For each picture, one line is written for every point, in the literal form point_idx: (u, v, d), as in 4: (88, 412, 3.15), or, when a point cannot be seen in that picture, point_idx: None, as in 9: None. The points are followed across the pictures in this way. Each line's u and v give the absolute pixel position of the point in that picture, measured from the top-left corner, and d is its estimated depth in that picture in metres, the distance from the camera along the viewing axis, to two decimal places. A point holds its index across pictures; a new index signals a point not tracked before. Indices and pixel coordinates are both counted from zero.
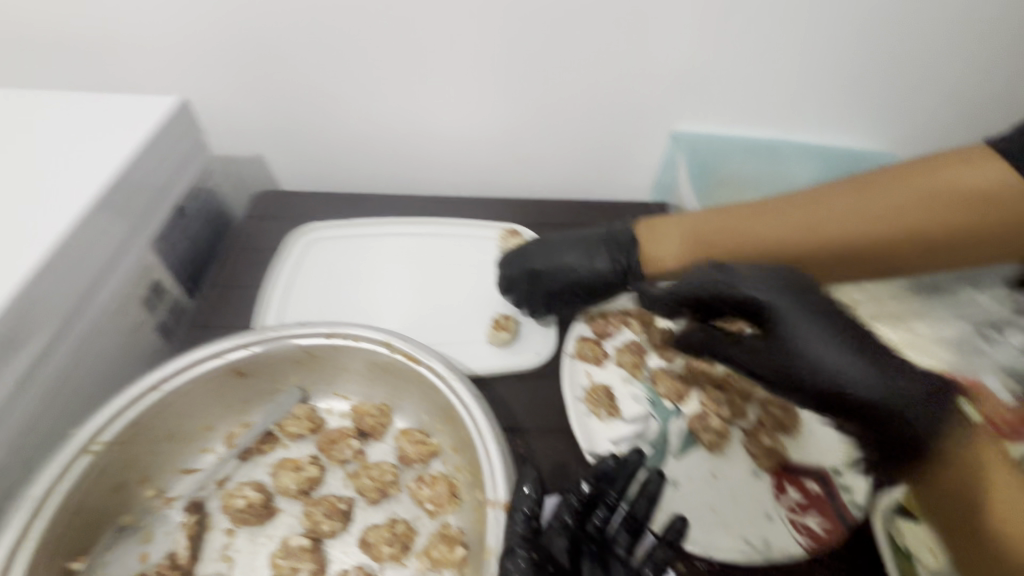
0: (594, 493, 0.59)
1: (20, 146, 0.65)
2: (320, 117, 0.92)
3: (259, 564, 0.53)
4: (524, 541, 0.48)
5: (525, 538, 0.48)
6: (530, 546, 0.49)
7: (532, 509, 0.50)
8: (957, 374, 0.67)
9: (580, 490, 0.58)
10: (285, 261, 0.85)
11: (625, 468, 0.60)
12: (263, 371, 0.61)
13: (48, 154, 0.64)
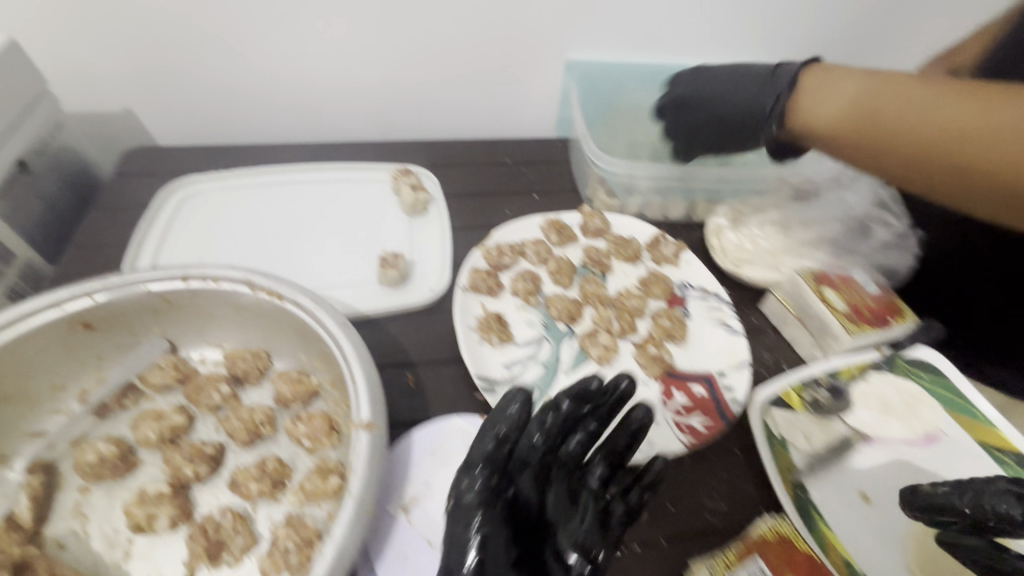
0: (573, 412, 0.51)
1: None
2: (184, 61, 0.84)
3: (117, 517, 0.49)
4: (486, 461, 0.47)
5: (488, 457, 0.47)
6: (493, 466, 0.47)
7: (502, 434, 0.48)
8: (828, 271, 0.70)
9: (560, 406, 0.50)
10: (156, 216, 0.78)
11: (609, 395, 0.53)
12: (115, 322, 0.57)
13: None
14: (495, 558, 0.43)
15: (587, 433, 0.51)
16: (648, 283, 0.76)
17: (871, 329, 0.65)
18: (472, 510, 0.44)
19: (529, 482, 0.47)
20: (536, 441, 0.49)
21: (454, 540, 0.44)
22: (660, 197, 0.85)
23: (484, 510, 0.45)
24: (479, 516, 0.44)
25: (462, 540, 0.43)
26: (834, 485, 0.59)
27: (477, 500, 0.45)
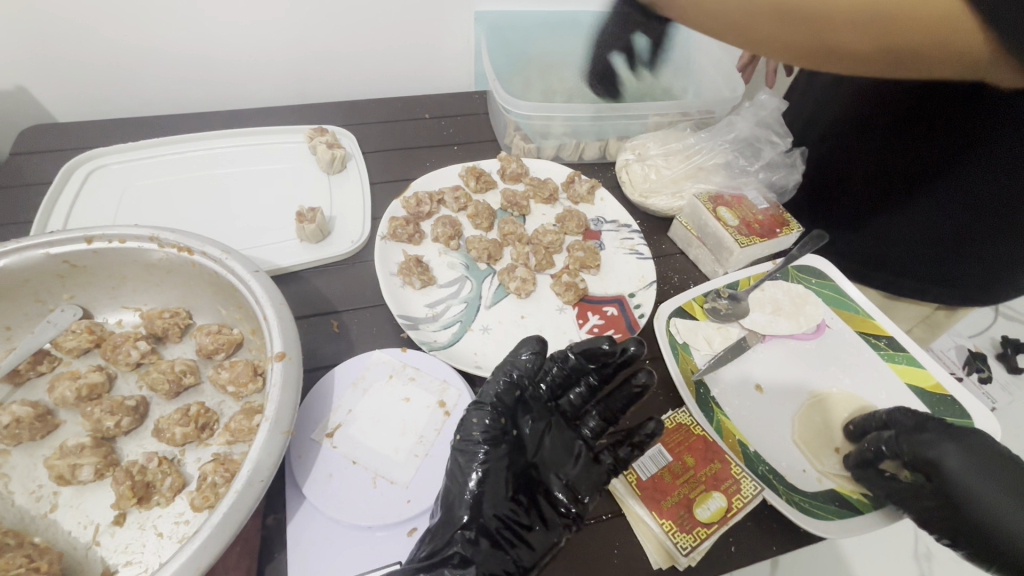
0: (578, 367, 0.54)
1: None
2: (75, 32, 0.79)
3: (42, 473, 0.50)
4: (495, 401, 0.51)
5: (497, 399, 0.51)
6: (501, 408, 0.51)
7: (511, 380, 0.52)
8: (724, 193, 0.76)
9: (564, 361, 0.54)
10: (61, 191, 0.76)
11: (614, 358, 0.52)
12: (18, 290, 0.57)
13: None
14: (496, 484, 0.47)
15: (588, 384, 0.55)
16: (564, 220, 0.80)
17: (761, 241, 0.70)
18: (478, 444, 0.48)
19: (532, 425, 0.51)
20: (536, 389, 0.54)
21: (458, 476, 0.47)
22: (575, 139, 0.88)
23: (497, 448, 0.48)
24: (487, 449, 0.48)
25: (467, 473, 0.47)
26: (730, 381, 0.65)
27: (485, 438, 0.48)
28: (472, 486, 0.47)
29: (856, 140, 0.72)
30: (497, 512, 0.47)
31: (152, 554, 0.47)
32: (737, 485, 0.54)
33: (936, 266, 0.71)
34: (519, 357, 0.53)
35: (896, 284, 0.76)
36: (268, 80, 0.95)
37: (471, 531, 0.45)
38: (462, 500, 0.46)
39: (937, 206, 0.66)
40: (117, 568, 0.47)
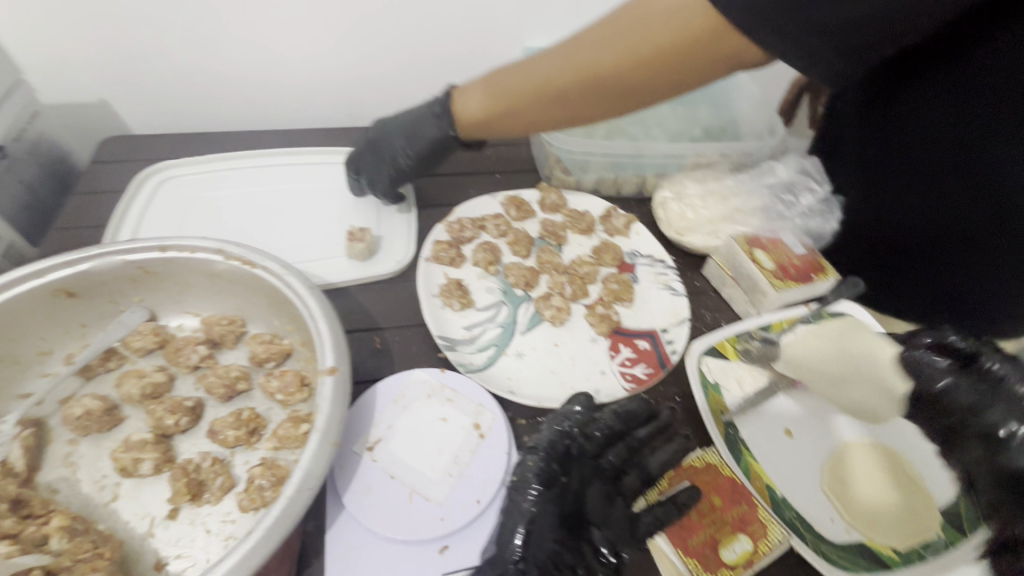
0: (618, 428, 0.57)
1: None
2: (156, 55, 0.87)
3: (105, 464, 0.54)
4: (547, 446, 0.54)
5: (550, 445, 0.55)
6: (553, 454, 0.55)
7: (568, 431, 0.56)
8: (761, 235, 0.77)
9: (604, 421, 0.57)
10: (133, 200, 0.82)
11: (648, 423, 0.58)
12: (97, 290, 0.62)
13: None
14: (544, 526, 0.50)
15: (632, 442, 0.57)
16: (600, 252, 0.82)
17: (797, 285, 0.72)
18: (530, 483, 0.52)
19: (580, 475, 0.55)
20: (584, 443, 0.56)
21: (510, 513, 0.51)
22: (613, 173, 0.90)
23: (547, 489, 0.52)
24: (539, 489, 0.52)
25: (518, 509, 0.51)
26: (759, 422, 0.65)
27: (538, 479, 0.52)
28: (524, 525, 0.49)
29: (857, 100, 0.72)
30: (543, 554, 0.49)
31: (200, 550, 0.50)
32: (763, 530, 0.55)
33: (993, 182, 0.63)
34: (572, 409, 0.57)
35: (959, 216, 0.67)
36: (325, 105, 1.01)
37: (522, 563, 0.48)
38: (514, 536, 0.49)
39: (958, 116, 0.62)
40: (169, 560, 0.50)
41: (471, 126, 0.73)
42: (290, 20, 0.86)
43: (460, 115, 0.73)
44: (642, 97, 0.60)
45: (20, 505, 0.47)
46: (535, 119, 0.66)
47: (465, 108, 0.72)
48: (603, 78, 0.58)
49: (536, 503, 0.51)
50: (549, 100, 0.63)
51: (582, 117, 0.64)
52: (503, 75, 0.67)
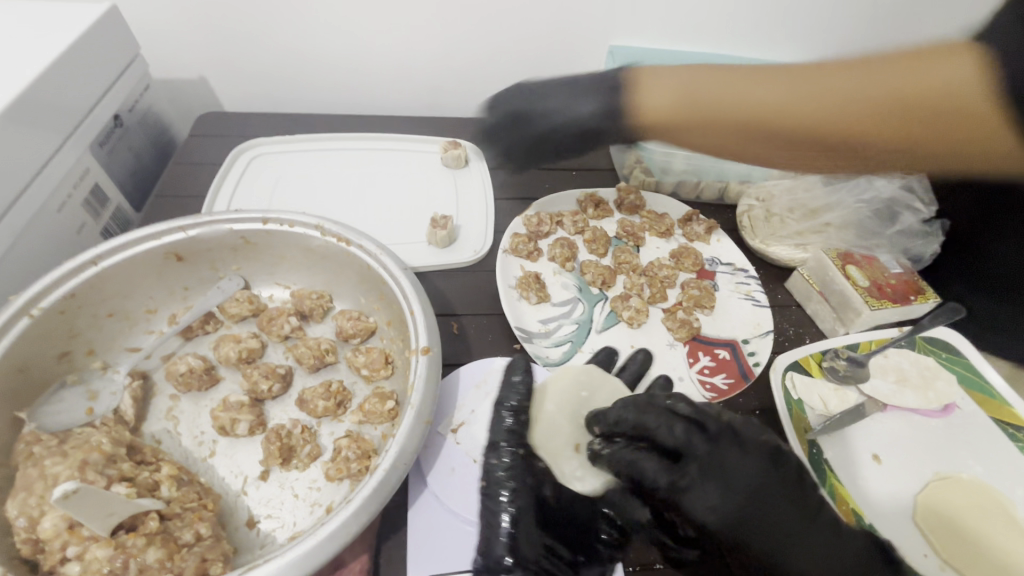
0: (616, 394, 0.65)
1: None
2: (255, 38, 0.90)
3: (203, 422, 0.57)
4: (506, 437, 0.56)
5: (509, 434, 0.56)
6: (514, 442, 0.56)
7: (517, 412, 0.58)
8: (853, 251, 0.74)
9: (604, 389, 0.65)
10: (227, 174, 0.85)
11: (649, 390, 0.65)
12: (202, 256, 0.65)
13: None
14: (526, 523, 0.52)
15: (749, 457, 0.46)
16: (680, 256, 0.81)
17: (892, 306, 0.69)
18: (500, 484, 0.53)
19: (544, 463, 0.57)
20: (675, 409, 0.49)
21: (492, 520, 0.51)
22: (694, 178, 0.88)
23: (518, 482, 0.53)
24: (510, 491, 0.53)
25: (495, 514, 0.51)
26: (846, 446, 0.62)
27: (507, 477, 0.53)
28: (508, 534, 0.50)
29: None
30: (535, 552, 0.51)
31: (289, 512, 0.52)
32: None
33: None
34: (512, 379, 0.60)
35: None
36: (407, 93, 1.01)
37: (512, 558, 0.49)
38: (500, 532, 0.50)
39: None
40: (260, 519, 0.51)
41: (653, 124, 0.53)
42: (385, 10, 0.87)
43: (642, 112, 0.54)
44: (864, 163, 0.47)
45: (134, 452, 0.50)
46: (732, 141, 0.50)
47: (647, 101, 0.53)
48: (821, 141, 0.46)
49: (509, 498, 0.52)
50: (736, 133, 0.49)
51: (777, 155, 0.50)
52: (703, 81, 0.51)
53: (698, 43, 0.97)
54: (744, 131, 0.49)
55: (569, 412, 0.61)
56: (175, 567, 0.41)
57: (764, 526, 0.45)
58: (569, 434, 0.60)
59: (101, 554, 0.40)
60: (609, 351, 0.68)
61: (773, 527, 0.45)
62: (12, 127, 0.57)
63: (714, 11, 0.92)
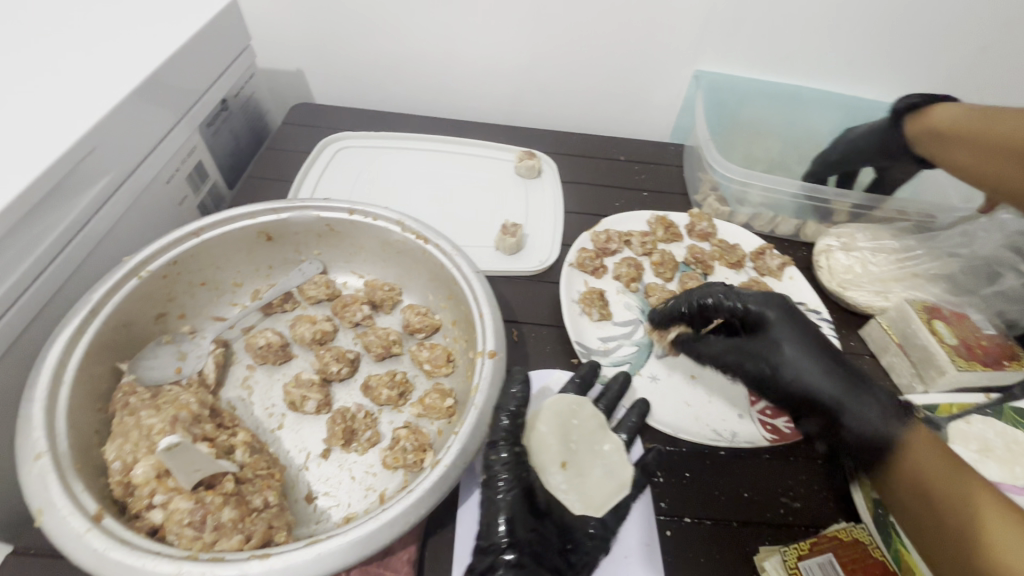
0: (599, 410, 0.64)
1: (82, 14, 0.68)
2: (355, 36, 0.94)
3: (275, 395, 0.60)
4: (505, 436, 0.56)
5: (506, 434, 0.56)
6: (510, 440, 0.56)
7: (517, 414, 0.57)
8: (941, 305, 0.71)
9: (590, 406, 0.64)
10: (314, 163, 0.90)
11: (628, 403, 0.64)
12: (289, 239, 0.68)
13: (115, 26, 0.67)
14: (520, 517, 0.53)
15: (802, 329, 0.59)
16: (749, 290, 0.79)
17: (983, 369, 0.65)
18: (499, 475, 0.54)
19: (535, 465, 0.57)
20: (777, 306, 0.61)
21: (489, 505, 0.53)
22: (771, 211, 0.86)
23: (514, 476, 0.54)
24: (508, 480, 0.54)
25: (492, 503, 0.53)
26: None
27: (506, 470, 0.54)
28: (506, 518, 0.52)
29: None
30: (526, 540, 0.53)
31: (345, 493, 0.54)
32: None
33: None
34: (512, 390, 0.58)
35: None
36: (489, 100, 1.04)
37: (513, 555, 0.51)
38: (498, 527, 0.52)
39: None
40: (318, 495, 0.54)
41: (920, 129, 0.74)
42: (481, 19, 0.90)
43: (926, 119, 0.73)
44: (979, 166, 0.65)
45: (215, 415, 0.53)
46: (967, 149, 0.66)
47: (940, 118, 0.71)
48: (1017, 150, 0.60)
49: (506, 494, 0.53)
50: (966, 139, 0.66)
51: (984, 169, 0.65)
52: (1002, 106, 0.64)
53: (789, 74, 0.95)
54: (962, 146, 0.67)
55: (560, 433, 0.62)
56: (245, 529, 0.44)
57: (858, 405, 0.53)
58: (559, 452, 0.61)
59: (183, 506, 0.43)
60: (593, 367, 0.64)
61: (870, 420, 0.52)
62: (141, 103, 0.63)
63: (810, 44, 0.90)
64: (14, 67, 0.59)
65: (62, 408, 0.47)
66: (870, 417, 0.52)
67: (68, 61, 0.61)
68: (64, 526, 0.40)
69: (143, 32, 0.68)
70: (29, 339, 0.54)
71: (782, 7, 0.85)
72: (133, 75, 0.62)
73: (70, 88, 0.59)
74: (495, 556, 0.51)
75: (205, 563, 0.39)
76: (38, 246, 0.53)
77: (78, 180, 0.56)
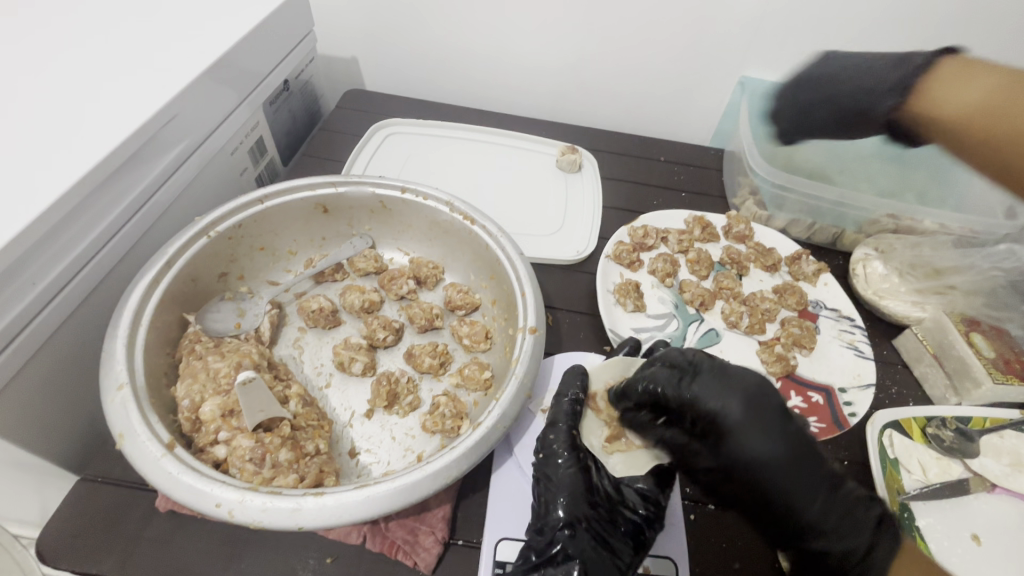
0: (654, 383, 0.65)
1: None
2: (411, 27, 0.98)
3: (324, 355, 0.64)
4: (565, 417, 0.57)
5: (567, 416, 0.57)
6: (572, 423, 0.57)
7: (574, 399, 0.58)
8: (981, 319, 0.71)
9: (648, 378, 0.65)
10: (366, 145, 0.94)
11: None
12: (343, 212, 0.72)
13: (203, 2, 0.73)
14: (579, 498, 0.52)
15: (774, 419, 0.45)
16: (784, 292, 0.80)
17: (1020, 383, 0.65)
18: (556, 453, 0.54)
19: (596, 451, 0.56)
20: (740, 375, 0.47)
21: (546, 483, 0.53)
22: (810, 218, 0.86)
23: (573, 456, 0.54)
24: (567, 457, 0.54)
25: (549, 482, 0.53)
26: (945, 520, 0.59)
27: (564, 448, 0.54)
28: (565, 496, 0.52)
29: None
30: (586, 518, 0.51)
31: (385, 451, 0.57)
32: None
33: None
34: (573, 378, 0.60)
35: None
36: (534, 95, 1.07)
37: (569, 531, 0.50)
38: (557, 502, 0.51)
39: None
40: (361, 451, 0.57)
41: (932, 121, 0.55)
42: (532, 17, 0.93)
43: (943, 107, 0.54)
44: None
45: (271, 367, 0.57)
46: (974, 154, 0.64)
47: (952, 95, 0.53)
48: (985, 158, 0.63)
49: (566, 469, 0.53)
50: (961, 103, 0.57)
51: None
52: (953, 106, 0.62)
53: None
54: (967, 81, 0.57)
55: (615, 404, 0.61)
56: (300, 470, 0.48)
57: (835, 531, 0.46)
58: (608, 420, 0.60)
59: (244, 443, 0.47)
60: (635, 346, 0.67)
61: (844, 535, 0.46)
62: (216, 75, 0.67)
63: (858, 55, 0.90)
64: (103, 37, 0.64)
65: (139, 347, 0.51)
66: (846, 534, 0.46)
67: (165, 32, 0.67)
68: (141, 450, 0.44)
69: (218, 10, 0.73)
70: (110, 285, 0.59)
71: (832, 17, 0.86)
72: (215, 49, 0.67)
73: (157, 58, 0.64)
74: (551, 534, 0.50)
75: (265, 494, 0.43)
76: (123, 200, 0.58)
77: (161, 143, 0.61)
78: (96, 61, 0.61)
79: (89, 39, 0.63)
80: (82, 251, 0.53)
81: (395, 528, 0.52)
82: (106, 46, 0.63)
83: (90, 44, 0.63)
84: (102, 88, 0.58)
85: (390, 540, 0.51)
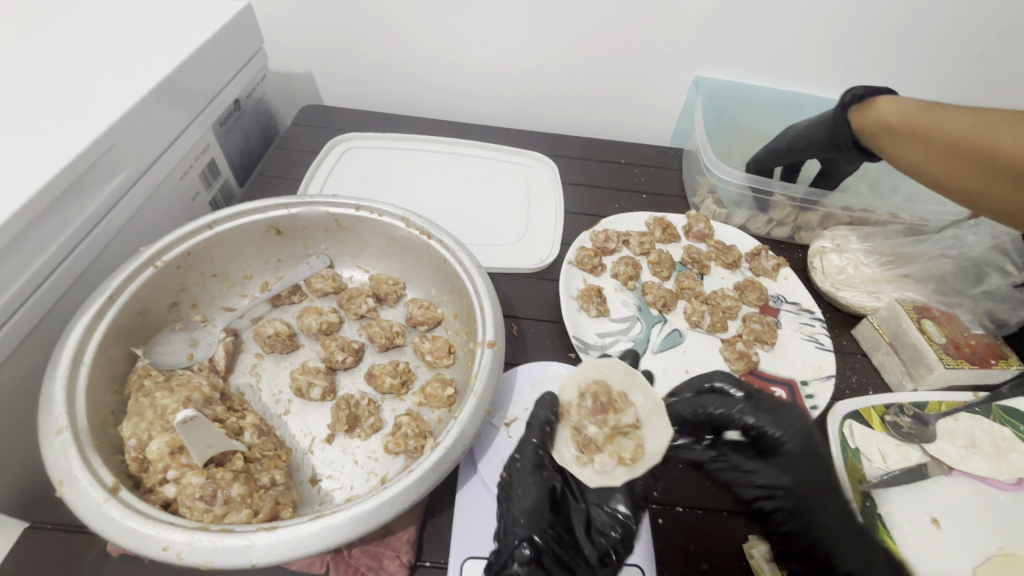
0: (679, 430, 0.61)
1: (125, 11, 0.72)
2: (364, 40, 0.97)
3: (282, 381, 0.63)
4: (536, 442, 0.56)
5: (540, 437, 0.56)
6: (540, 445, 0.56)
7: (545, 422, 0.58)
8: (932, 306, 0.73)
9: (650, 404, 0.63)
10: (322, 162, 0.93)
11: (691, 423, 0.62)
12: (298, 233, 0.71)
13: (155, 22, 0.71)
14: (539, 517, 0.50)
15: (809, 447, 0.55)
16: (744, 289, 0.81)
17: (971, 367, 0.67)
18: (521, 473, 0.53)
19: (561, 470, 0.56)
20: (797, 415, 0.57)
21: (508, 506, 0.52)
22: (767, 214, 0.88)
23: (536, 475, 0.54)
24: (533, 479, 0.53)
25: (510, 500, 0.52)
26: (903, 504, 0.60)
27: (530, 469, 0.54)
28: (525, 515, 0.50)
29: None
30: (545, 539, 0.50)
31: (348, 476, 0.56)
32: None
33: None
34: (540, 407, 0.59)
35: None
36: (493, 103, 1.07)
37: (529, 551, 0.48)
38: (517, 522, 0.50)
39: None
40: (322, 478, 0.56)
41: (869, 121, 0.71)
42: (486, 25, 0.93)
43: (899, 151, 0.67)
44: (942, 175, 0.60)
45: (225, 398, 0.56)
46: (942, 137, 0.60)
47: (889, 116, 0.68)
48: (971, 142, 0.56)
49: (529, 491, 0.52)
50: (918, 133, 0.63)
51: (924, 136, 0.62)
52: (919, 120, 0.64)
53: (786, 81, 0.97)
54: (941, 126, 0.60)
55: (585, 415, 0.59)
56: (253, 504, 0.47)
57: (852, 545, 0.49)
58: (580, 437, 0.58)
59: (195, 481, 0.46)
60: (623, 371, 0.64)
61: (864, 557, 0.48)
62: (160, 99, 0.66)
63: (807, 51, 0.92)
64: (32, 63, 0.62)
65: (81, 386, 0.50)
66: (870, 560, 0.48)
67: (114, 53, 0.66)
68: (83, 497, 0.42)
69: (161, 30, 0.71)
70: (51, 322, 0.57)
71: (782, 14, 0.87)
72: (159, 71, 0.66)
73: (97, 82, 0.62)
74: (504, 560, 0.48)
75: (215, 534, 0.41)
76: (62, 234, 0.56)
77: (101, 171, 0.59)
78: (27, 88, 0.59)
79: (20, 65, 0.61)
80: (18, 290, 0.51)
81: (358, 554, 0.51)
82: (43, 70, 0.61)
83: (22, 70, 0.61)
84: (36, 115, 0.56)
85: (353, 567, 0.50)
